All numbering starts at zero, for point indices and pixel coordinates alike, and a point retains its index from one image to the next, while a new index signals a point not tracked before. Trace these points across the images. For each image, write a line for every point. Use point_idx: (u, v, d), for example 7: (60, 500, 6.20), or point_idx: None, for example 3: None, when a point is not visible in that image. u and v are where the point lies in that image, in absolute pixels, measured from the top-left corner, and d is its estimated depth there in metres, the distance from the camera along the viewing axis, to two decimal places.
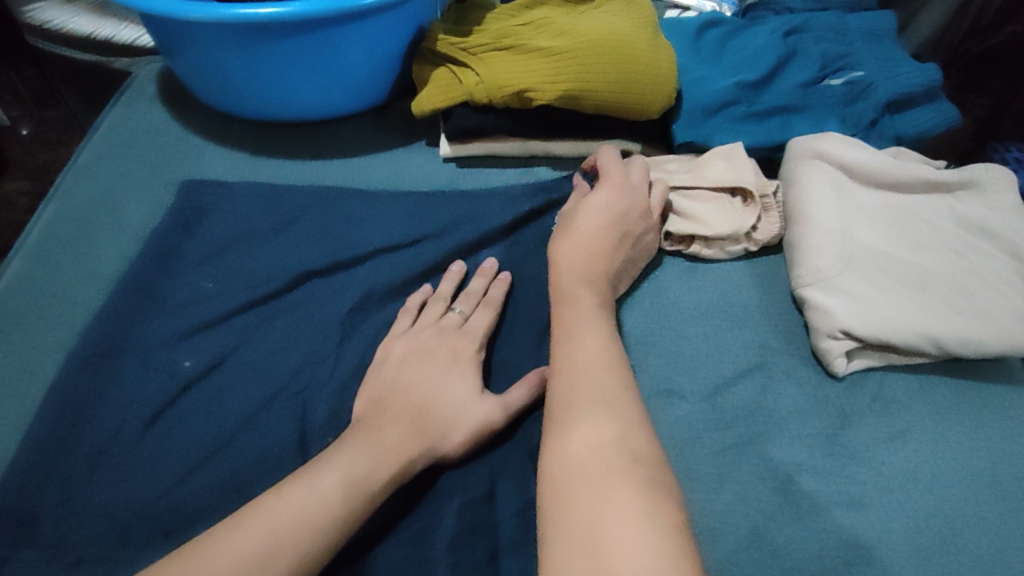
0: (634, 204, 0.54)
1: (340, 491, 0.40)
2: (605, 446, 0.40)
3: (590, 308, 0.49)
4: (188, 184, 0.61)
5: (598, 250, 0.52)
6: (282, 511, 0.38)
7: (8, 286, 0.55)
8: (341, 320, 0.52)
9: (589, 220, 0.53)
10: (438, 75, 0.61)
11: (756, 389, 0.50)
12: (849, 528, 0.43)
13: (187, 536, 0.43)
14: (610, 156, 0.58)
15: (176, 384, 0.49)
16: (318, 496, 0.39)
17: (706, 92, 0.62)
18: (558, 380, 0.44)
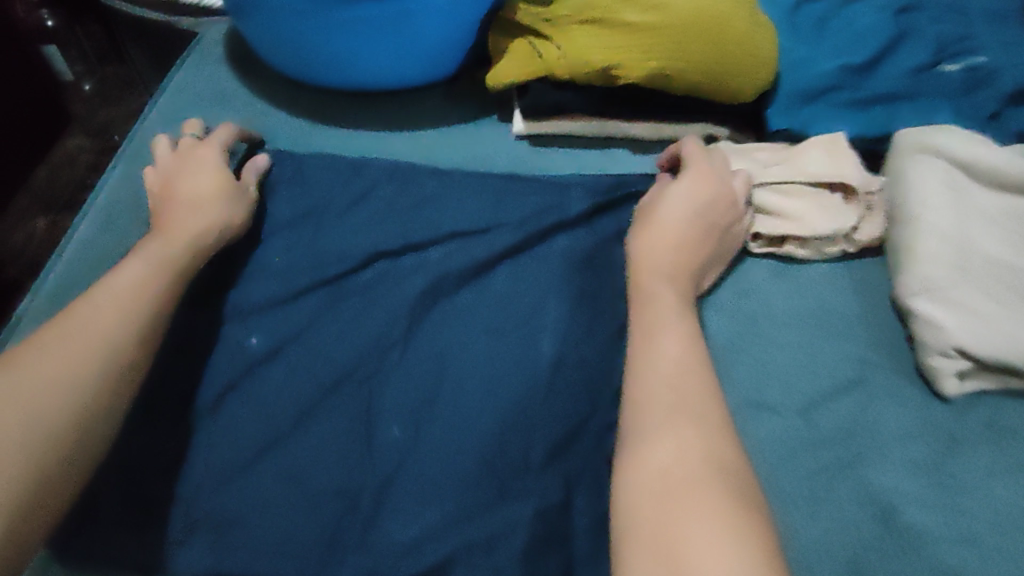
0: (721, 193, 0.50)
1: (135, 306, 0.43)
2: (689, 455, 0.36)
3: (673, 309, 0.45)
4: (259, 150, 0.59)
5: (682, 242, 0.48)
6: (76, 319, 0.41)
7: (78, 253, 0.55)
8: (409, 305, 0.50)
9: (674, 211, 0.49)
10: (514, 46, 0.56)
11: (854, 407, 0.46)
12: (956, 565, 0.40)
13: (251, 520, 0.42)
14: (693, 145, 0.53)
15: (245, 365, 0.48)
16: (115, 311, 0.42)
17: (806, 75, 0.57)
18: (640, 382, 0.41)
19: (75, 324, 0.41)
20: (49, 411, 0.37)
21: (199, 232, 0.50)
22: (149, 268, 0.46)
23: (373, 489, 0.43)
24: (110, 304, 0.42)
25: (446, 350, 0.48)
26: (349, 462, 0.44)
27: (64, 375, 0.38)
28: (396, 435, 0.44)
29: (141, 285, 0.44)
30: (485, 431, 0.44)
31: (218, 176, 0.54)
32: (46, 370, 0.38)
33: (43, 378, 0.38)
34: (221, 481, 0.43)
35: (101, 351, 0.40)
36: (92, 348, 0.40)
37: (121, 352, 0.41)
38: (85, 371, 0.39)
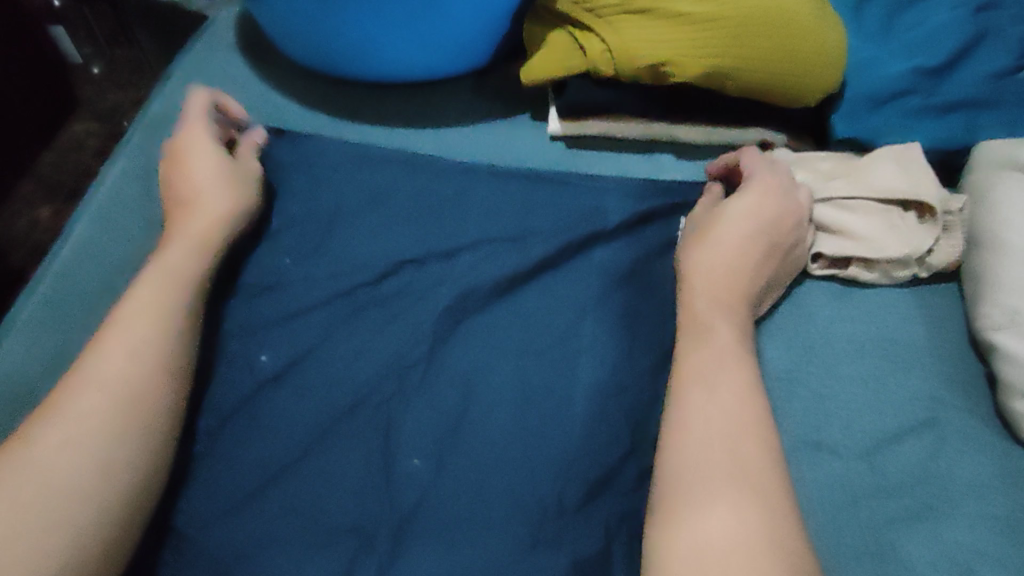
0: (788, 210, 0.45)
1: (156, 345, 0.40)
2: (751, 528, 0.30)
3: (732, 339, 0.39)
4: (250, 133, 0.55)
5: (738, 263, 0.43)
6: (100, 370, 0.38)
7: (74, 253, 0.50)
8: (434, 322, 0.45)
9: (732, 227, 0.44)
10: (552, 37, 0.51)
11: (925, 452, 0.41)
12: None
13: (254, 563, 0.37)
14: (752, 155, 0.49)
15: (253, 383, 0.43)
16: (135, 354, 0.39)
17: (872, 80, 0.52)
18: (684, 432, 0.35)
19: (100, 375, 0.38)
20: (85, 478, 0.34)
21: (207, 231, 0.47)
22: (167, 290, 0.43)
23: (387, 533, 0.38)
24: (132, 347, 0.39)
25: (473, 375, 0.43)
26: (363, 500, 0.39)
27: (110, 438, 0.36)
28: (415, 468, 0.40)
29: (158, 318, 0.41)
30: (514, 469, 0.40)
31: (217, 163, 0.50)
32: (89, 435, 0.36)
33: (89, 447, 0.35)
34: (220, 518, 0.39)
35: (140, 406, 0.38)
36: (132, 403, 0.38)
37: (158, 402, 0.39)
38: (129, 431, 0.37)
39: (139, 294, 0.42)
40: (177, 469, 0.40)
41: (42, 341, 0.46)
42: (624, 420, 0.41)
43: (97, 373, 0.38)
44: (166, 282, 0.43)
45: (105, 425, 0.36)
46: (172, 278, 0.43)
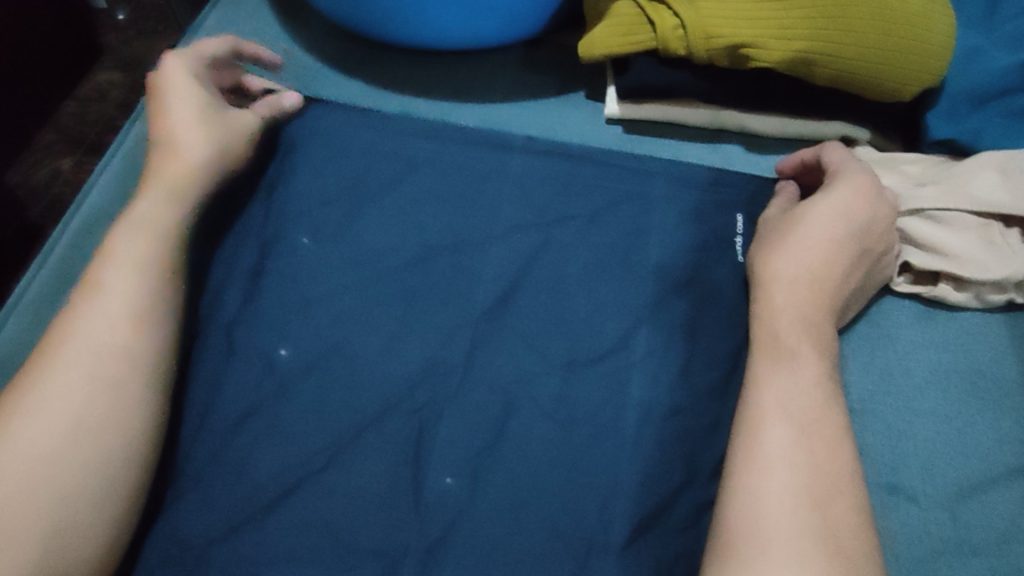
0: (881, 212, 0.40)
1: (117, 374, 0.36)
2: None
3: (807, 376, 0.36)
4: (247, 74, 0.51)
5: (816, 278, 0.39)
6: (52, 403, 0.34)
7: (84, 224, 0.47)
8: (473, 323, 0.41)
9: (816, 231, 0.40)
10: (617, 7, 0.46)
11: (1016, 504, 0.37)
12: None
13: None
14: (836, 153, 0.44)
15: (273, 378, 0.40)
16: (95, 386, 0.35)
17: (976, 69, 0.46)
18: (755, 477, 0.32)
19: (54, 409, 0.34)
20: (75, 467, 0.33)
21: (185, 181, 0.43)
22: (137, 294, 0.38)
23: (414, 557, 0.35)
24: (104, 351, 0.36)
25: (511, 385, 0.39)
26: (389, 518, 0.36)
27: (64, 488, 0.32)
28: (447, 486, 0.36)
29: (120, 341, 0.36)
30: (555, 495, 0.36)
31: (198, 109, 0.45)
32: (35, 482, 0.32)
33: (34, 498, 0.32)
34: (232, 528, 0.36)
35: (97, 452, 0.34)
36: (91, 449, 0.33)
37: (118, 445, 0.34)
38: (86, 481, 0.33)
39: (120, 285, 0.38)
40: (189, 470, 0.37)
41: (49, 316, 0.43)
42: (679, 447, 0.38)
43: (48, 409, 0.34)
44: (136, 290, 0.38)
45: (58, 472, 0.32)
46: (156, 278, 0.39)
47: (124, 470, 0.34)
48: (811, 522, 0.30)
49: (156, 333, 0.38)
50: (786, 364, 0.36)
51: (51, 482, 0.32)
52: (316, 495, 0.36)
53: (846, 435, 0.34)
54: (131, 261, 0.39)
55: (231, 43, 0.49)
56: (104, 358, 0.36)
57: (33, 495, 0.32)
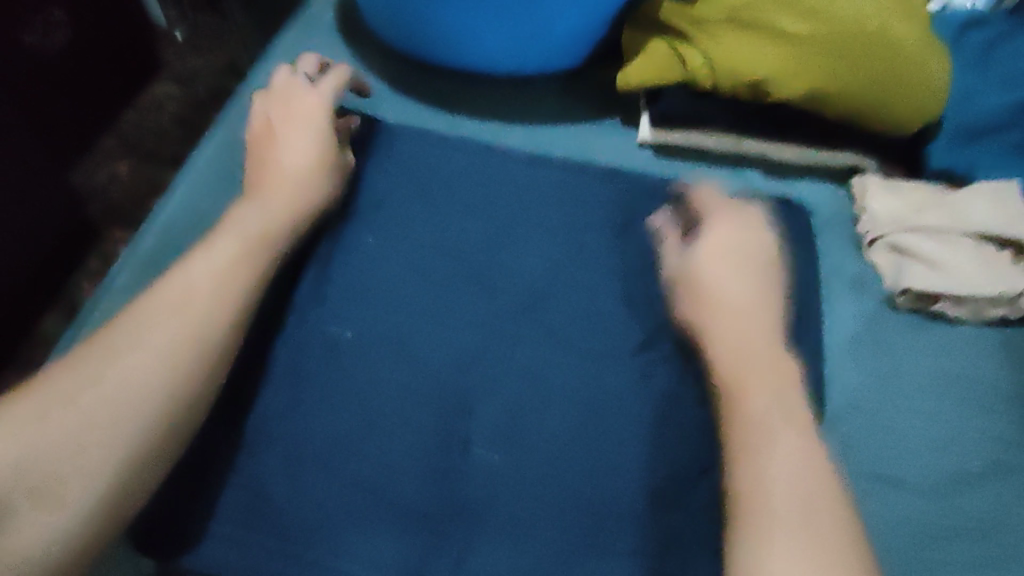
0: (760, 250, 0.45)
1: (183, 353, 0.37)
2: None
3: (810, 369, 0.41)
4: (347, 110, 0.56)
5: (733, 294, 0.42)
6: (123, 363, 0.35)
7: (172, 219, 0.53)
8: (514, 318, 0.47)
9: (728, 263, 0.43)
10: (653, 45, 0.51)
11: (999, 495, 0.41)
12: None
13: (333, 536, 0.39)
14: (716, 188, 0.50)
15: (334, 356, 0.44)
16: (160, 357, 0.36)
17: (969, 110, 0.51)
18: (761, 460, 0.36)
19: (120, 370, 0.35)
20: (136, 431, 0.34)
21: (304, 196, 0.48)
22: (223, 276, 0.41)
23: (462, 519, 0.39)
24: (188, 328, 0.38)
25: (546, 374, 0.44)
26: (439, 485, 0.40)
27: (111, 447, 0.33)
28: (489, 458, 0.41)
29: (193, 319, 0.38)
30: (584, 471, 0.41)
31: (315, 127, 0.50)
32: (81, 434, 0.33)
33: (76, 449, 0.32)
34: (297, 485, 0.40)
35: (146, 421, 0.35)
36: (150, 414, 0.35)
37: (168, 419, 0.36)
38: (137, 447, 0.34)
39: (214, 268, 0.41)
40: (259, 433, 0.42)
41: (137, 299, 0.49)
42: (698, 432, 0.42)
43: (118, 372, 0.35)
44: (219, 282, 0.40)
45: (112, 428, 0.34)
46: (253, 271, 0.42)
47: (164, 442, 0.35)
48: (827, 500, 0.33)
49: (225, 316, 0.39)
50: (789, 360, 0.40)
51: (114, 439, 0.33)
52: (373, 460, 0.41)
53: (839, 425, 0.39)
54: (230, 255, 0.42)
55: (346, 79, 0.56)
56: (175, 335, 0.37)
57: (79, 445, 0.32)
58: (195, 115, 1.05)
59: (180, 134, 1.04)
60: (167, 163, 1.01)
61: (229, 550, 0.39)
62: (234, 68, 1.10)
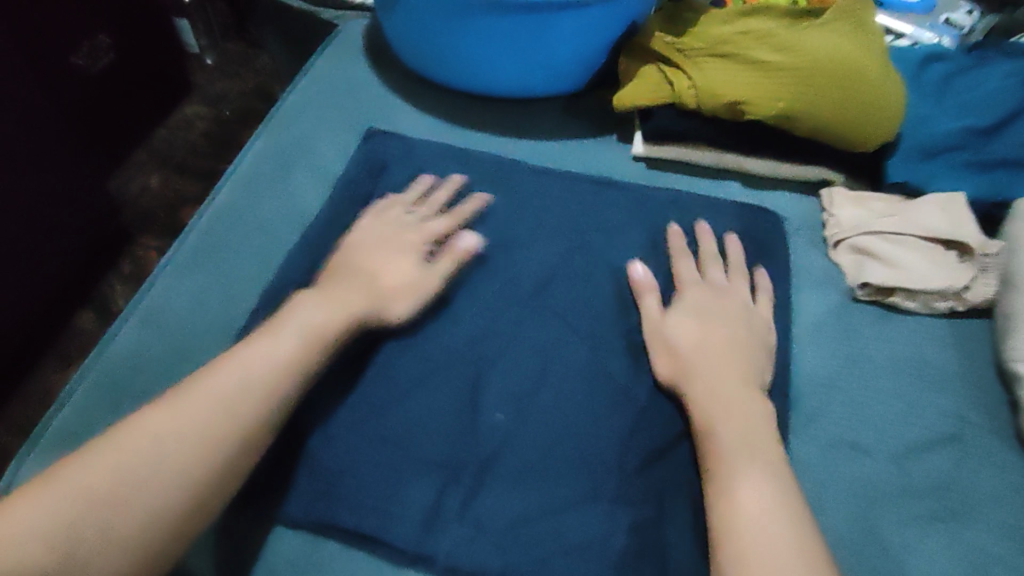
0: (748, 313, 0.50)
1: (216, 439, 0.39)
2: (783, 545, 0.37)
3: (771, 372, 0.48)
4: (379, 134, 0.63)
5: (707, 337, 0.48)
6: (154, 434, 0.38)
7: (216, 213, 0.59)
8: (522, 302, 0.52)
9: (719, 318, 0.49)
10: (645, 71, 0.59)
11: (953, 461, 0.46)
12: None
13: (353, 486, 0.44)
14: (709, 238, 0.55)
15: (360, 333, 0.49)
16: (193, 440, 0.38)
17: (925, 133, 0.58)
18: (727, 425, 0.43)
19: (156, 447, 0.37)
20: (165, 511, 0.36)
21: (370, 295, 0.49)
22: (273, 365, 0.42)
23: (472, 470, 0.44)
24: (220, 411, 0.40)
25: (549, 351, 0.49)
26: (452, 440, 0.45)
27: (121, 519, 0.35)
28: (498, 419, 0.46)
29: (230, 406, 0.40)
30: (582, 434, 0.45)
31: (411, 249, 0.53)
32: (103, 503, 0.35)
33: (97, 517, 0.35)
34: (328, 439, 0.45)
35: (168, 500, 0.36)
36: (164, 495, 0.36)
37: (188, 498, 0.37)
38: (143, 531, 0.35)
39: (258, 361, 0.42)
40: None
41: (188, 281, 0.55)
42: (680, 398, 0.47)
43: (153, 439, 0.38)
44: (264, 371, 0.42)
45: (129, 500, 0.35)
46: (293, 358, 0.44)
47: (180, 518, 0.37)
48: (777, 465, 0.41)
49: (262, 403, 0.41)
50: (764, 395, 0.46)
51: (148, 523, 0.36)
52: (395, 424, 0.46)
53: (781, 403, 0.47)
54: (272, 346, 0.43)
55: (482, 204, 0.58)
56: (211, 415, 0.39)
57: (99, 514, 0.35)
58: (222, 133, 1.13)
59: (208, 151, 1.11)
60: (195, 177, 1.08)
61: (263, 490, 0.43)
62: (261, 92, 1.18)
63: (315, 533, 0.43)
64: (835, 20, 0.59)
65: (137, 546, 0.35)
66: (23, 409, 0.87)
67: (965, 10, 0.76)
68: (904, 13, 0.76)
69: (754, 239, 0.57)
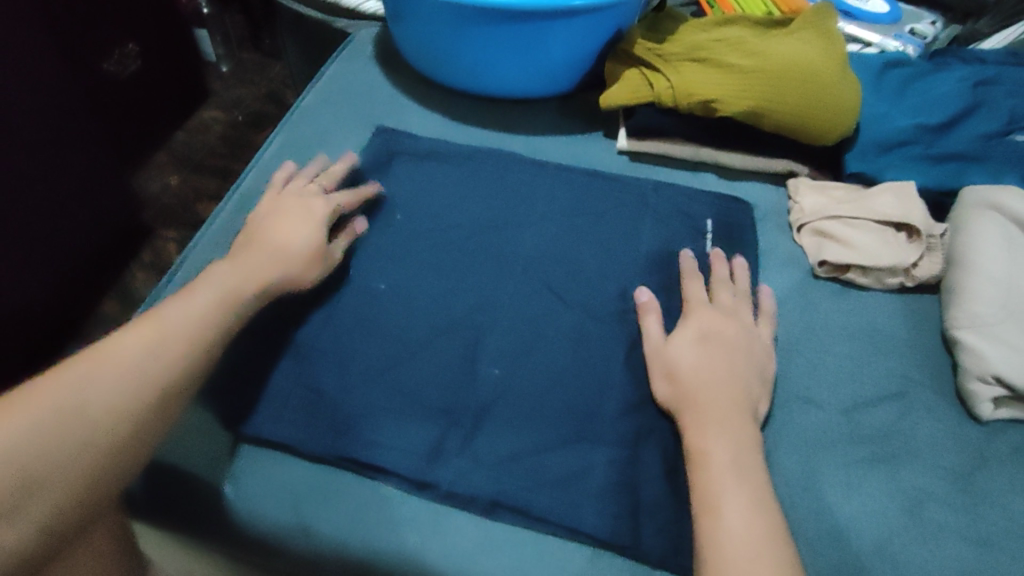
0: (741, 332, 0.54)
1: (151, 376, 0.42)
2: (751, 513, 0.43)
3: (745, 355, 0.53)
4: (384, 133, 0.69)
5: (704, 346, 0.52)
6: (85, 379, 0.40)
7: (242, 196, 0.65)
8: (515, 275, 0.58)
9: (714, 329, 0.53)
10: (627, 74, 0.65)
11: (895, 414, 0.53)
12: (966, 555, 0.46)
13: (366, 430, 0.49)
14: (720, 265, 0.59)
15: (372, 301, 0.56)
16: (129, 381, 0.41)
17: (879, 129, 0.64)
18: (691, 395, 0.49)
19: (90, 388, 0.40)
20: (118, 417, 0.40)
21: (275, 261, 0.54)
22: (195, 318, 0.47)
23: (472, 416, 0.50)
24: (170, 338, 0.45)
25: (539, 317, 0.55)
26: (452, 389, 0.51)
27: (68, 449, 0.37)
28: (494, 373, 0.52)
29: (162, 352, 0.44)
30: (567, 388, 0.52)
31: (314, 218, 0.57)
32: (50, 438, 0.37)
33: (47, 451, 0.36)
34: (344, 390, 0.51)
35: (113, 429, 0.39)
36: (116, 403, 0.40)
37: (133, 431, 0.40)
38: (94, 429, 0.39)
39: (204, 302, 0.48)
40: (311, 355, 0.53)
41: (216, 253, 0.61)
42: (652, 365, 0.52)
43: (88, 386, 0.40)
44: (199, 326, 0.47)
45: (69, 433, 0.38)
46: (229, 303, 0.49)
47: (124, 445, 0.40)
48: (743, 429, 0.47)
49: (210, 337, 0.47)
50: (749, 397, 0.50)
51: (98, 421, 0.39)
52: (400, 378, 0.51)
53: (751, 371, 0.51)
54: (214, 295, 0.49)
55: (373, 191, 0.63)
56: (140, 358, 0.43)
57: (45, 447, 0.36)
58: (237, 136, 1.19)
59: (224, 152, 1.17)
60: (212, 175, 1.14)
61: (288, 432, 0.49)
62: (273, 97, 1.26)
63: (333, 465, 0.49)
64: (801, 31, 0.66)
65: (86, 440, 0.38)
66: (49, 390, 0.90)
67: (929, 21, 0.82)
68: (871, 24, 0.81)
69: (727, 224, 0.63)
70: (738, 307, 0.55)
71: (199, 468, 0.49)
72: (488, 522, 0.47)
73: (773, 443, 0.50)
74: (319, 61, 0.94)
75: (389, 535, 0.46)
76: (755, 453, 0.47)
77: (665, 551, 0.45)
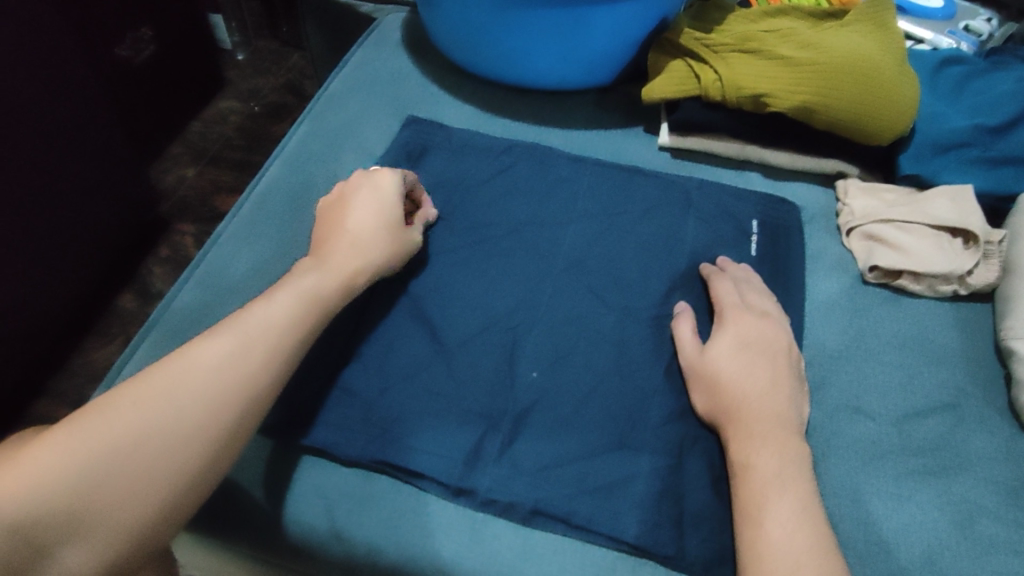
0: (781, 333, 0.52)
1: (217, 389, 0.41)
2: (799, 528, 0.42)
3: (785, 351, 0.51)
4: (413, 124, 0.68)
5: (745, 348, 0.50)
6: (188, 394, 0.40)
7: (270, 186, 0.63)
8: (554, 276, 0.56)
9: (756, 331, 0.51)
10: (672, 65, 0.63)
11: (948, 425, 0.51)
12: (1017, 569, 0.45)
13: (401, 434, 0.48)
14: (743, 270, 0.56)
15: (407, 299, 0.54)
16: (220, 376, 0.41)
17: (937, 130, 0.62)
18: (733, 401, 0.47)
19: (176, 397, 0.40)
20: (212, 421, 0.40)
21: (361, 266, 0.51)
22: (293, 312, 0.46)
23: (510, 421, 0.48)
24: (265, 325, 0.44)
25: (579, 321, 0.54)
26: (492, 393, 0.50)
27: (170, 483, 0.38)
28: (535, 377, 0.50)
29: (234, 362, 0.42)
30: (607, 395, 0.50)
31: (384, 194, 0.54)
32: (88, 470, 0.36)
33: (83, 483, 0.36)
34: (379, 395, 0.50)
35: (191, 458, 0.39)
36: (210, 409, 0.40)
37: (171, 466, 0.38)
38: (187, 437, 0.39)
39: (308, 288, 0.47)
40: (345, 352, 0.51)
41: (245, 245, 0.59)
42: (690, 374, 0.50)
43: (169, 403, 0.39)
44: (298, 313, 0.46)
45: (155, 471, 0.38)
46: (315, 309, 0.47)
47: (206, 473, 0.39)
48: (792, 443, 0.46)
49: (303, 330, 0.46)
50: (793, 399, 0.48)
51: (186, 441, 0.39)
52: (435, 385, 0.50)
53: (796, 378, 0.50)
54: (309, 297, 0.47)
55: (399, 178, 0.56)
56: (232, 359, 0.42)
57: (143, 479, 0.37)
58: (254, 127, 1.17)
59: (242, 143, 1.15)
60: (230, 168, 1.11)
61: (321, 431, 0.48)
62: (292, 86, 1.24)
63: (369, 466, 0.47)
64: (855, 26, 0.63)
65: (190, 461, 0.39)
66: (64, 378, 0.90)
67: (984, 18, 0.78)
68: (925, 19, 0.78)
69: (773, 225, 0.61)
70: (770, 308, 0.53)
71: (232, 472, 0.47)
72: (528, 529, 0.46)
73: (820, 454, 0.49)
74: (344, 50, 0.92)
75: (425, 541, 0.45)
76: (803, 467, 0.45)
77: (710, 561, 0.44)
